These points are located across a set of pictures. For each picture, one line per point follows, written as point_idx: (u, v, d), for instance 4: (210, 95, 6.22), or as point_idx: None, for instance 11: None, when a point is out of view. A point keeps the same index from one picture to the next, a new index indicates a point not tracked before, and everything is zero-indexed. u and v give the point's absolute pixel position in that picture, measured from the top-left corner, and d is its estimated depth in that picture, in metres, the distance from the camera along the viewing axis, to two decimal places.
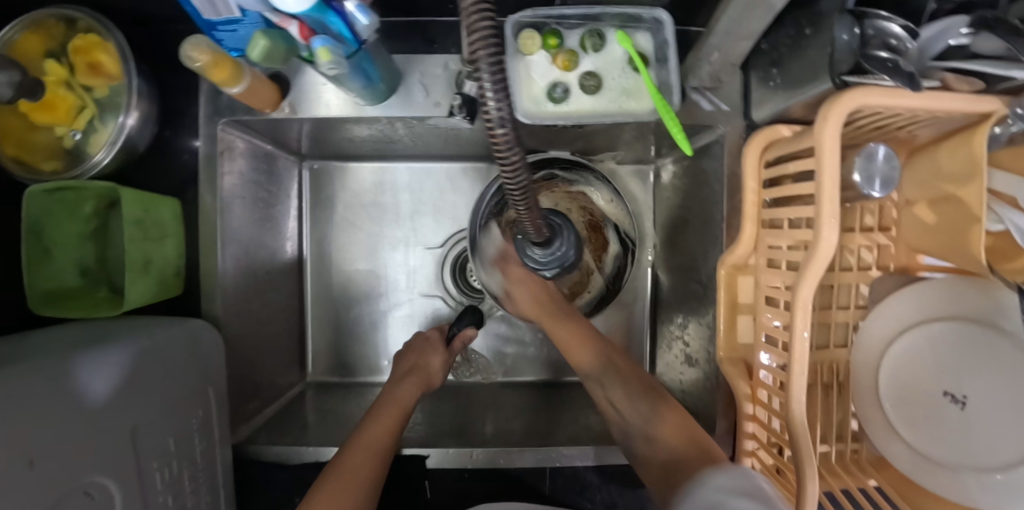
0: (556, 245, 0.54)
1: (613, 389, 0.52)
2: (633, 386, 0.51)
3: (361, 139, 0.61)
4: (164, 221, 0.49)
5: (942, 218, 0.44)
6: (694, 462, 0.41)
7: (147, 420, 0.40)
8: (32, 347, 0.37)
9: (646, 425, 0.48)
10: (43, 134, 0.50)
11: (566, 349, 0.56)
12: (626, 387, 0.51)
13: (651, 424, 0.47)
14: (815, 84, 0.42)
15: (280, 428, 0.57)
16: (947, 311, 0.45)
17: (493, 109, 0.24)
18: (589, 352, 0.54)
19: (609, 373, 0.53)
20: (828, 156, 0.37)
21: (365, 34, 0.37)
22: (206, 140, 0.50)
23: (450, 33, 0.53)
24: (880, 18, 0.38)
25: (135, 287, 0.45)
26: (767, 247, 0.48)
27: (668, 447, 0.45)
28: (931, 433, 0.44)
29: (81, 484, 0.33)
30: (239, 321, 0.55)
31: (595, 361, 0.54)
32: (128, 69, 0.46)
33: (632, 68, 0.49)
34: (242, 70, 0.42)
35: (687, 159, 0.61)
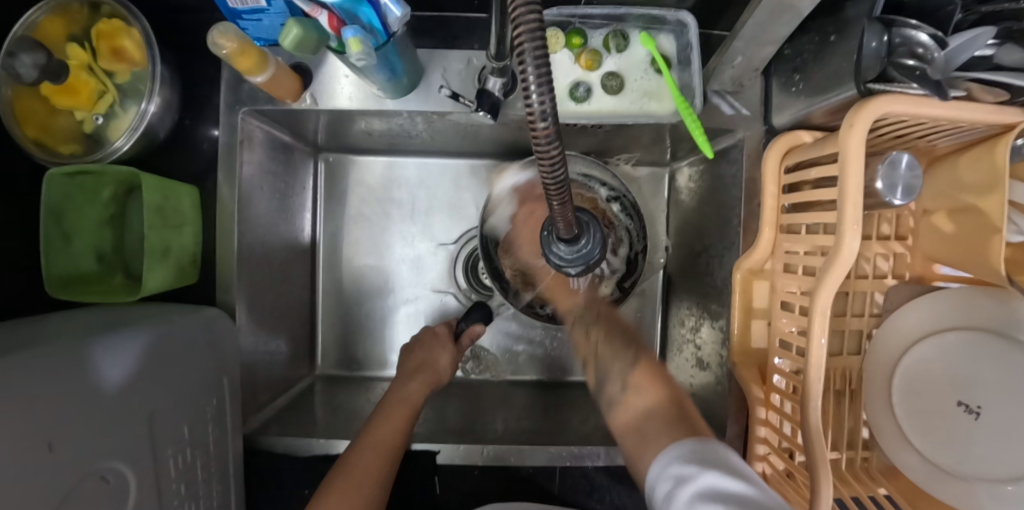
0: (583, 242, 0.46)
1: (595, 332, 0.50)
2: (584, 320, 0.53)
3: (377, 132, 0.61)
4: (182, 210, 0.49)
5: (960, 227, 0.44)
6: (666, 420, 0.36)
7: (162, 407, 0.40)
8: (52, 331, 0.37)
9: (622, 373, 0.43)
10: (64, 119, 0.50)
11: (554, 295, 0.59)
12: (608, 330, 0.49)
13: (628, 373, 0.43)
14: (839, 90, 0.42)
15: (291, 420, 0.56)
16: (962, 321, 0.44)
17: (536, 101, 0.24)
18: (576, 298, 0.57)
19: (590, 315, 0.53)
20: (852, 163, 0.38)
21: (395, 26, 0.37)
22: (226, 129, 0.50)
23: (472, 30, 0.53)
24: (909, 26, 0.37)
25: (152, 274, 0.44)
26: (784, 252, 0.49)
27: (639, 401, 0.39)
28: (942, 442, 0.43)
29: (98, 468, 0.33)
30: (252, 311, 0.55)
31: (581, 302, 0.56)
32: (153, 55, 0.46)
33: (655, 69, 0.49)
34: (267, 59, 0.42)
35: (705, 163, 0.61)
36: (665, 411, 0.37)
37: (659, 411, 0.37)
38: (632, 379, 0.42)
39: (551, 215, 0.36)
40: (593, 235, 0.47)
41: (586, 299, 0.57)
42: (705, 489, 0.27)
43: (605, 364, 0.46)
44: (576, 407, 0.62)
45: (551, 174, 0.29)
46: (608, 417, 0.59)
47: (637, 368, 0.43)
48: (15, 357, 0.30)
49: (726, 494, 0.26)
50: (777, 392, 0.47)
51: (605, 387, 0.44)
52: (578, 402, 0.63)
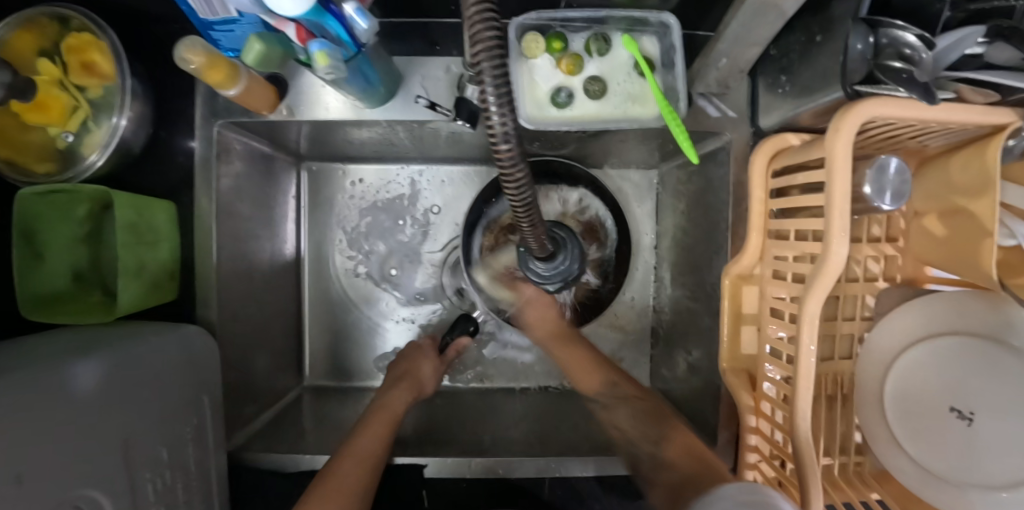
0: (559, 259, 0.46)
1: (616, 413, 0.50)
2: (606, 397, 0.52)
3: (360, 142, 0.60)
4: (157, 226, 0.48)
5: (952, 229, 0.43)
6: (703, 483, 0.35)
7: (139, 431, 0.39)
8: (19, 357, 0.36)
9: (655, 450, 0.44)
10: (36, 135, 0.49)
11: (576, 378, 0.55)
12: (632, 408, 0.50)
13: (662, 449, 0.43)
14: (824, 92, 0.41)
15: (275, 435, 0.56)
16: (954, 327, 0.44)
17: (497, 122, 0.23)
18: (598, 379, 0.54)
19: (617, 400, 0.51)
20: (838, 167, 0.37)
21: (364, 38, 0.36)
22: (202, 142, 0.49)
23: (451, 35, 0.51)
24: (895, 27, 0.36)
25: (127, 293, 0.44)
26: (773, 257, 0.48)
27: (674, 471, 0.39)
28: (934, 446, 0.43)
29: (71, 497, 0.32)
30: (235, 325, 0.54)
31: (604, 384, 0.53)
32: (122, 69, 0.45)
33: (638, 72, 0.48)
34: (239, 72, 0.42)
35: (693, 166, 0.60)
36: (696, 475, 0.37)
37: (693, 475, 0.37)
38: (668, 454, 0.42)
39: (523, 234, 0.36)
40: (569, 251, 0.46)
41: (609, 381, 0.53)
42: None
43: (634, 444, 0.47)
44: (567, 412, 0.62)
45: (519, 196, 0.28)
46: (599, 424, 0.58)
47: (669, 444, 0.43)
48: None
49: None
50: (767, 400, 0.46)
51: (639, 466, 0.45)
52: (569, 408, 0.63)
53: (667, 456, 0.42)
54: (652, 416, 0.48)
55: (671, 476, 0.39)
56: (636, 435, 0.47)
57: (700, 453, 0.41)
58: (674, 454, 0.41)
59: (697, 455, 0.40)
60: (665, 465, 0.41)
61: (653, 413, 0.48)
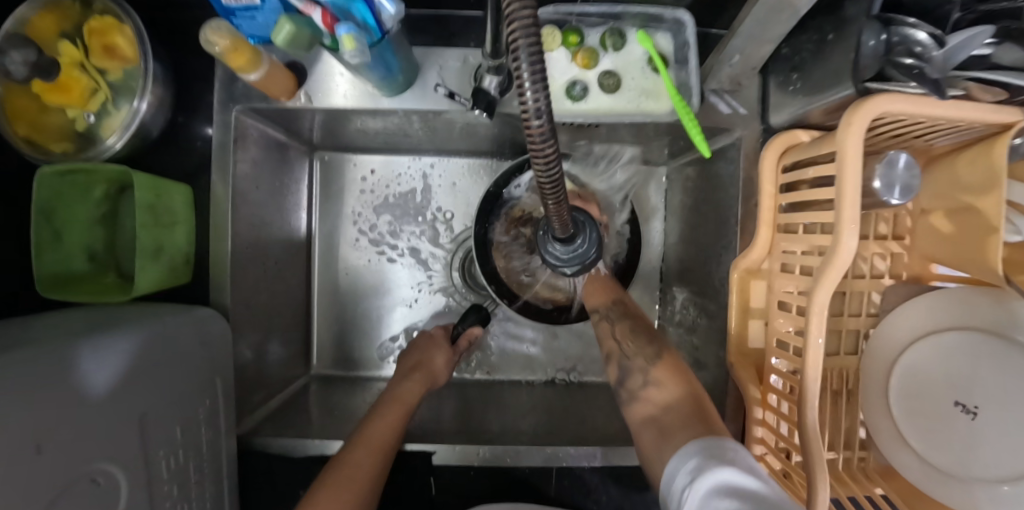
0: (579, 240, 0.45)
1: (619, 325, 0.51)
2: (609, 313, 0.53)
3: (374, 131, 0.61)
4: (175, 209, 0.49)
5: (959, 227, 0.44)
6: (685, 416, 0.38)
7: (156, 409, 0.40)
8: (34, 334, 0.36)
9: (644, 365, 0.45)
10: (54, 117, 0.49)
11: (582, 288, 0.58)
12: (631, 323, 0.51)
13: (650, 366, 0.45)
14: (836, 89, 0.42)
15: (283, 420, 0.56)
16: (961, 321, 0.44)
17: (531, 99, 0.23)
18: (601, 295, 0.56)
19: (617, 312, 0.53)
20: (850, 162, 0.37)
21: (389, 23, 0.37)
22: (219, 126, 0.49)
23: (468, 28, 0.52)
24: (907, 25, 0.37)
25: (145, 274, 0.44)
26: (782, 252, 0.48)
27: (659, 395, 0.42)
28: (938, 440, 0.43)
29: (89, 471, 0.33)
30: (246, 310, 0.55)
31: (606, 301, 0.55)
32: (146, 53, 0.46)
33: (653, 68, 0.49)
34: (261, 57, 0.42)
35: (703, 162, 0.61)
36: (686, 407, 0.39)
37: (679, 407, 0.39)
38: (654, 374, 0.44)
39: (547, 214, 0.35)
40: (588, 235, 0.46)
41: (615, 299, 0.55)
42: (723, 483, 0.28)
43: (628, 356, 0.47)
44: (574, 405, 0.63)
45: (547, 174, 0.28)
46: (605, 417, 0.59)
47: (658, 363, 0.45)
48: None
49: (733, 487, 0.27)
50: (774, 392, 0.47)
51: (626, 380, 0.46)
52: (575, 401, 0.64)
53: (655, 376, 0.44)
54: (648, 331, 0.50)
55: (659, 396, 0.42)
56: (631, 348, 0.47)
57: (688, 377, 0.43)
58: (662, 374, 0.43)
59: (686, 379, 0.43)
60: (651, 384, 0.43)
61: (647, 330, 0.50)
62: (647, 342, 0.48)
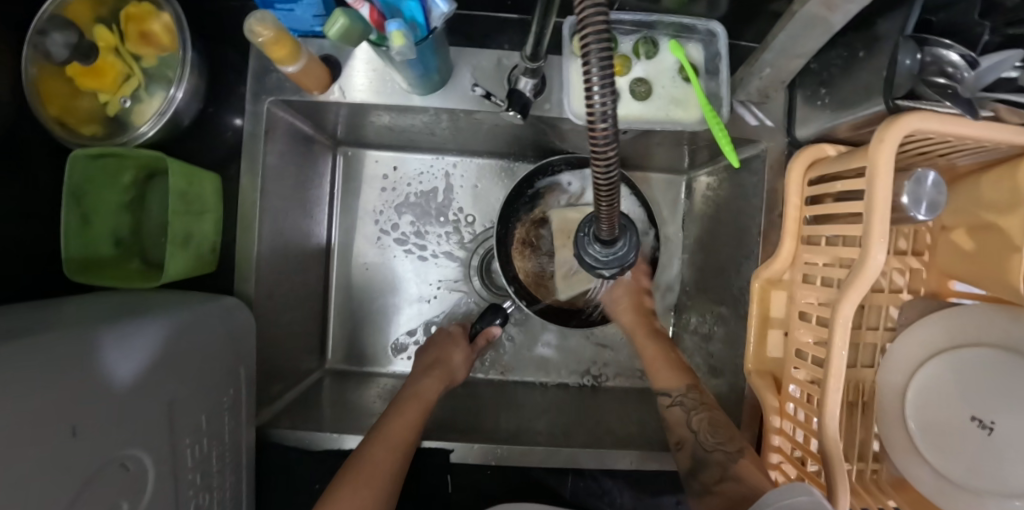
0: (620, 244, 0.45)
1: (698, 415, 0.50)
2: (685, 400, 0.52)
3: (400, 129, 0.61)
4: (205, 197, 0.49)
5: (981, 244, 0.44)
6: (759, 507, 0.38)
7: (183, 396, 0.40)
8: (64, 316, 0.36)
9: (725, 461, 0.45)
10: (85, 101, 0.49)
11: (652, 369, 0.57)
12: (711, 416, 0.49)
13: (732, 463, 0.44)
14: (865, 105, 0.43)
15: (301, 413, 0.56)
16: (978, 337, 0.45)
17: (599, 104, 0.24)
18: (676, 378, 0.54)
19: (696, 400, 0.51)
20: (881, 176, 0.38)
21: (435, 22, 0.38)
22: (251, 117, 0.50)
23: (501, 30, 0.53)
24: (940, 46, 0.38)
25: (174, 260, 0.44)
26: (804, 263, 0.49)
27: (738, 488, 0.41)
28: (954, 454, 0.44)
29: (118, 455, 0.33)
30: (268, 301, 0.55)
31: (680, 386, 0.53)
32: (185, 41, 0.46)
33: (683, 77, 0.50)
34: (300, 50, 0.42)
35: (724, 172, 0.62)
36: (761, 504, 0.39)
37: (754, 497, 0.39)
38: (736, 470, 0.43)
39: (598, 214, 0.36)
40: (631, 239, 0.46)
41: (688, 384, 0.53)
42: None
43: (705, 449, 0.47)
44: (588, 409, 0.63)
45: (605, 174, 0.28)
46: (621, 421, 0.59)
47: (742, 460, 0.44)
48: (31, 340, 0.29)
49: None
50: (793, 401, 0.47)
51: (701, 471, 0.46)
52: (589, 404, 0.64)
53: (735, 472, 0.44)
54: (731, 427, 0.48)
55: (733, 490, 0.42)
56: (710, 442, 0.47)
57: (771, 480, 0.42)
58: (745, 470, 0.43)
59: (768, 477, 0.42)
60: (729, 480, 0.43)
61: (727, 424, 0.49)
62: (732, 440, 0.47)
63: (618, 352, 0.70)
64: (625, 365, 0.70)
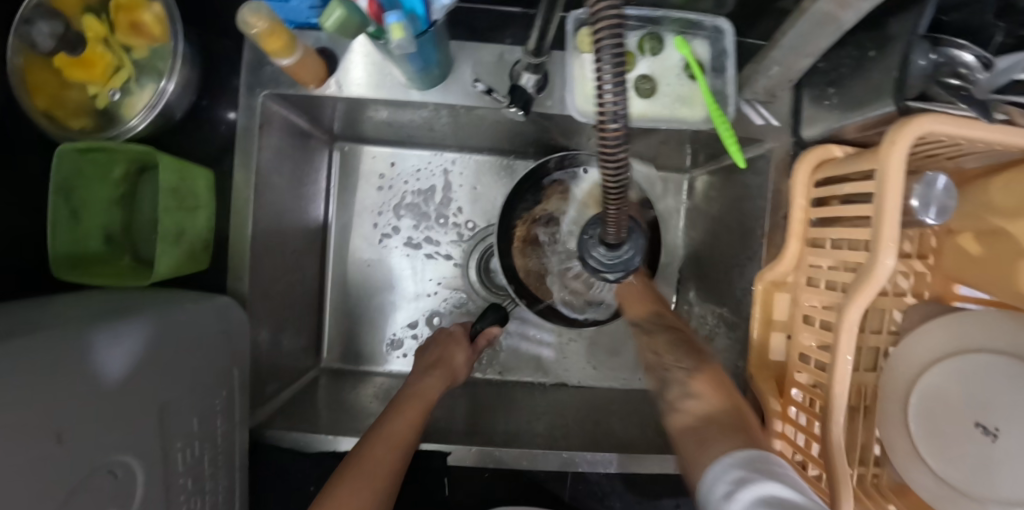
0: (624, 247, 0.44)
1: (659, 338, 0.49)
2: (649, 324, 0.52)
3: (399, 124, 0.60)
4: (198, 192, 0.47)
5: (988, 249, 0.44)
6: (730, 425, 0.34)
7: (175, 398, 0.39)
8: (51, 316, 0.35)
9: (688, 372, 0.41)
10: (74, 93, 0.47)
11: (625, 304, 0.58)
12: (674, 336, 0.48)
13: (693, 375, 0.41)
14: (875, 106, 0.42)
15: (296, 414, 0.55)
16: (979, 344, 0.44)
17: (610, 102, 0.22)
18: (647, 309, 0.54)
19: (661, 328, 0.50)
20: (891, 180, 0.37)
21: (438, 15, 0.36)
22: (245, 111, 0.48)
23: (503, 23, 0.52)
24: (954, 45, 0.38)
25: (165, 258, 0.43)
26: (808, 266, 0.48)
27: (700, 406, 0.37)
28: (955, 462, 0.43)
29: (106, 462, 0.31)
30: (262, 299, 0.54)
31: (645, 313, 0.54)
32: (176, 31, 0.45)
33: (689, 75, 0.49)
34: (296, 42, 0.41)
35: (729, 172, 0.61)
36: (733, 419, 0.35)
37: (724, 419, 0.35)
38: (694, 386, 0.39)
39: (604, 217, 0.35)
40: (635, 241, 0.45)
41: (654, 311, 0.53)
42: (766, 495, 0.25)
43: (669, 367, 0.44)
44: (590, 410, 0.62)
45: (614, 178, 0.27)
46: (621, 422, 0.58)
47: (698, 375, 0.41)
48: (16, 343, 0.28)
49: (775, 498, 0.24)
50: (794, 405, 0.47)
51: (666, 390, 0.42)
52: (589, 406, 0.63)
53: (695, 388, 0.39)
54: (689, 344, 0.46)
55: (697, 406, 0.38)
56: (669, 360, 0.45)
57: (731, 392, 0.38)
58: (703, 385, 0.39)
59: (726, 390, 0.39)
60: (690, 397, 0.39)
61: (688, 343, 0.47)
62: (686, 351, 0.45)
63: (614, 357, 0.70)
64: (616, 369, 0.69)
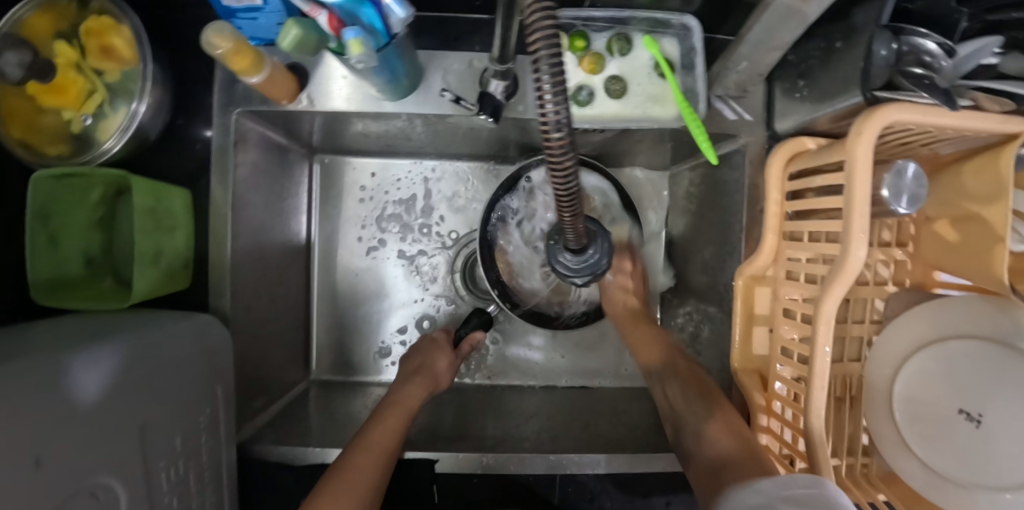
0: (590, 251, 0.45)
1: (669, 386, 0.50)
2: (656, 373, 0.53)
3: (376, 134, 0.60)
4: (175, 212, 0.48)
5: (963, 234, 0.44)
6: (741, 469, 0.36)
7: (156, 418, 0.39)
8: (30, 342, 0.35)
9: (701, 423, 0.44)
10: (49, 118, 0.48)
11: (636, 348, 0.58)
12: (682, 385, 0.49)
13: (706, 422, 0.43)
14: (843, 98, 0.42)
15: (284, 428, 0.55)
16: (963, 329, 0.43)
17: (551, 111, 0.23)
18: (655, 353, 0.55)
19: (668, 371, 0.52)
20: (859, 170, 0.37)
21: (397, 28, 0.36)
22: (220, 130, 0.49)
23: (474, 31, 0.52)
24: (916, 34, 0.38)
25: (143, 279, 0.43)
26: (787, 259, 0.48)
27: (721, 448, 0.40)
28: (941, 449, 0.42)
29: (88, 484, 0.32)
30: (245, 315, 0.54)
31: (659, 361, 0.54)
32: (144, 54, 0.45)
33: (659, 73, 0.49)
34: (264, 60, 0.41)
35: (706, 168, 0.61)
36: (746, 456, 0.37)
37: (735, 463, 0.37)
38: (710, 428, 0.42)
39: (562, 225, 0.36)
40: (599, 245, 0.45)
41: (667, 357, 0.54)
42: None
43: (683, 415, 0.47)
44: (579, 412, 0.62)
45: (564, 185, 0.28)
46: (608, 422, 0.59)
47: (718, 415, 0.43)
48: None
49: None
50: (779, 399, 0.47)
51: (683, 436, 0.46)
52: (577, 407, 0.63)
53: (711, 429, 0.42)
54: (704, 392, 0.47)
55: (712, 452, 0.40)
56: (685, 410, 0.47)
57: (745, 432, 0.41)
58: (717, 428, 0.42)
59: (741, 431, 0.41)
60: (706, 441, 0.42)
61: (700, 387, 0.48)
62: (705, 397, 0.46)
63: (590, 353, 0.70)
64: (596, 365, 0.70)
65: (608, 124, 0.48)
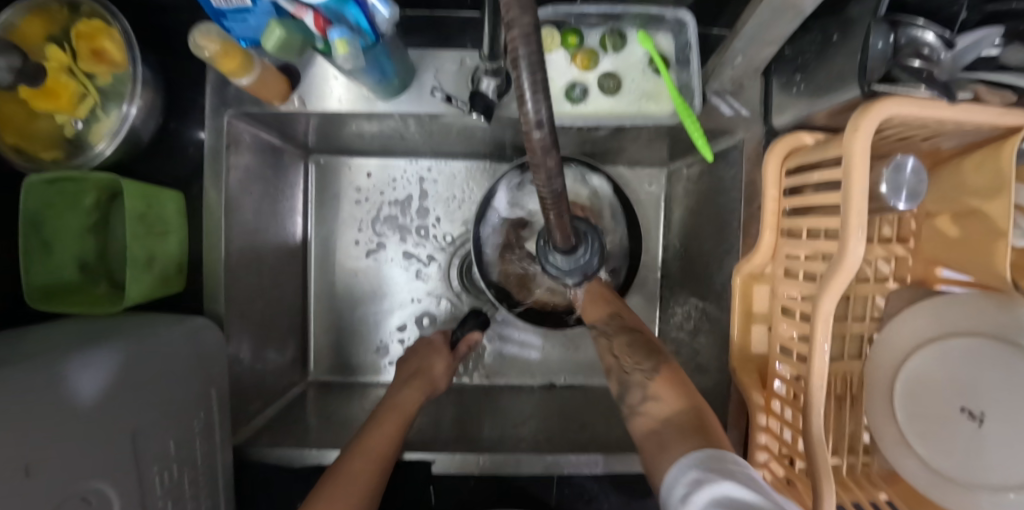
0: (580, 252, 0.44)
1: (617, 339, 0.49)
2: (607, 328, 0.51)
3: (370, 134, 0.60)
4: (166, 216, 0.48)
5: (966, 230, 0.43)
6: (685, 426, 0.36)
7: (149, 422, 0.39)
8: (21, 348, 0.35)
9: (644, 375, 0.43)
10: (42, 123, 0.48)
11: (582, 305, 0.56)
12: (630, 337, 0.48)
13: (651, 377, 0.42)
14: (840, 91, 0.41)
15: (281, 431, 0.55)
16: (966, 326, 0.42)
17: (532, 111, 0.22)
18: (602, 310, 0.54)
19: (615, 325, 0.50)
20: (856, 165, 0.36)
21: (384, 26, 0.36)
22: (212, 132, 0.48)
23: (465, 29, 0.52)
24: (914, 26, 0.37)
25: (136, 284, 0.43)
26: (784, 256, 0.48)
27: (660, 409, 0.39)
28: (942, 448, 0.41)
29: (79, 489, 0.32)
30: (240, 318, 0.54)
31: (605, 315, 0.53)
32: (134, 57, 0.45)
33: (653, 69, 0.48)
34: (253, 61, 0.41)
35: (703, 165, 0.60)
36: (688, 420, 0.37)
37: (680, 420, 0.37)
38: (652, 389, 0.41)
39: (548, 225, 0.35)
40: (589, 245, 0.45)
41: (613, 312, 0.52)
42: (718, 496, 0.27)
43: (626, 371, 0.45)
44: (576, 412, 0.62)
45: (549, 187, 0.28)
46: (605, 422, 0.58)
47: (657, 376, 0.42)
48: None
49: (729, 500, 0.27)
50: (778, 399, 0.46)
51: (625, 393, 0.44)
52: (574, 407, 0.63)
53: (654, 390, 0.41)
54: (649, 345, 0.47)
55: (655, 409, 0.40)
56: (628, 363, 0.45)
57: (688, 389, 0.40)
58: (662, 387, 0.41)
59: (685, 390, 0.40)
60: (650, 400, 0.41)
61: (647, 344, 0.47)
62: (647, 355, 0.45)
63: (583, 352, 0.70)
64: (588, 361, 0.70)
65: (601, 121, 0.48)
